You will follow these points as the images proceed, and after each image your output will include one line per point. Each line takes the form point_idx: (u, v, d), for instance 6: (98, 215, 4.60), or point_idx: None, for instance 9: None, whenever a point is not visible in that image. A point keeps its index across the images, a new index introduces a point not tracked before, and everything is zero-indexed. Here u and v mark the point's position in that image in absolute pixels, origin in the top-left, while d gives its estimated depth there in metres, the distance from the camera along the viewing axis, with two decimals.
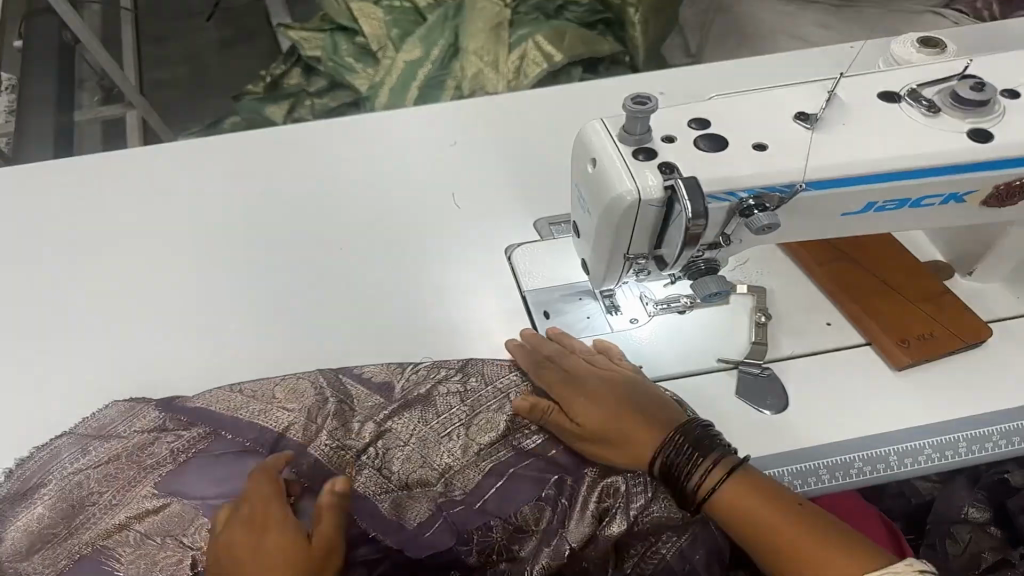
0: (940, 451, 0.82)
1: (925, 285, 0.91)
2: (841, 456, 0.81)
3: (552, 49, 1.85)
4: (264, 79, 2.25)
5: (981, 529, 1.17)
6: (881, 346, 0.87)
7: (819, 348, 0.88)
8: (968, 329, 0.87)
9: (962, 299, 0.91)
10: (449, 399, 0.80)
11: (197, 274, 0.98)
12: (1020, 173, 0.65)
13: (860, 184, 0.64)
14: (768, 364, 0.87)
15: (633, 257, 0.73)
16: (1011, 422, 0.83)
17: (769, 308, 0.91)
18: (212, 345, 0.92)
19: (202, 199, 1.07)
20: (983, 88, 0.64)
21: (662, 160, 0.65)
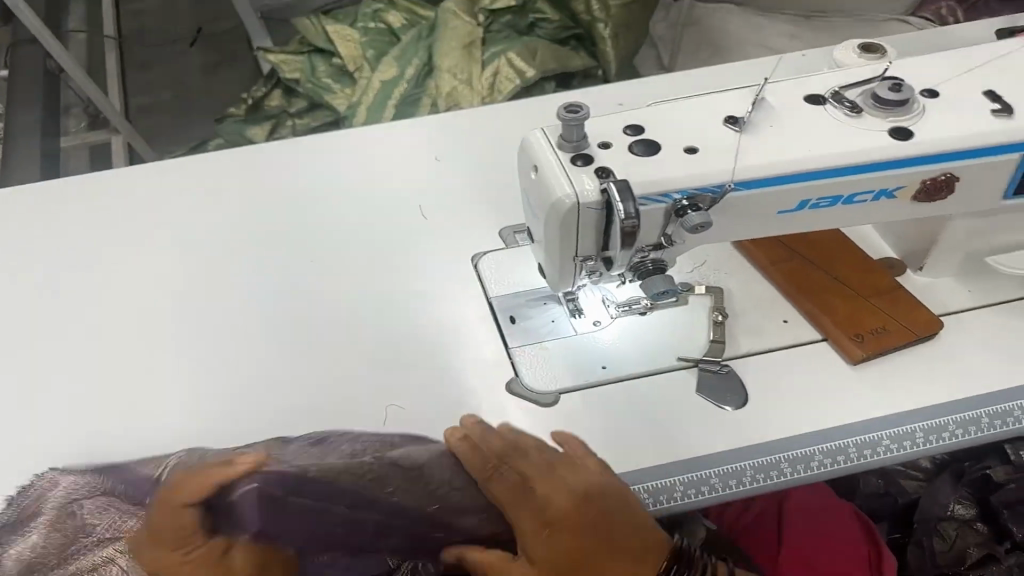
0: (898, 442, 0.81)
1: (877, 281, 0.92)
2: (802, 449, 0.81)
3: (523, 65, 1.89)
4: (245, 102, 2.27)
5: (966, 526, 1.20)
6: (837, 341, 0.88)
7: (778, 345, 0.89)
8: (920, 322, 0.88)
9: (913, 294, 0.91)
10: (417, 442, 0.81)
11: (169, 291, 1.01)
12: (942, 167, 0.67)
13: (786, 182, 0.67)
14: (727, 363, 0.88)
15: (583, 258, 0.73)
16: (966, 412, 0.83)
17: (727, 308, 0.92)
18: (183, 359, 0.93)
19: (175, 219, 1.09)
20: (901, 88, 0.67)
21: (597, 165, 0.68)
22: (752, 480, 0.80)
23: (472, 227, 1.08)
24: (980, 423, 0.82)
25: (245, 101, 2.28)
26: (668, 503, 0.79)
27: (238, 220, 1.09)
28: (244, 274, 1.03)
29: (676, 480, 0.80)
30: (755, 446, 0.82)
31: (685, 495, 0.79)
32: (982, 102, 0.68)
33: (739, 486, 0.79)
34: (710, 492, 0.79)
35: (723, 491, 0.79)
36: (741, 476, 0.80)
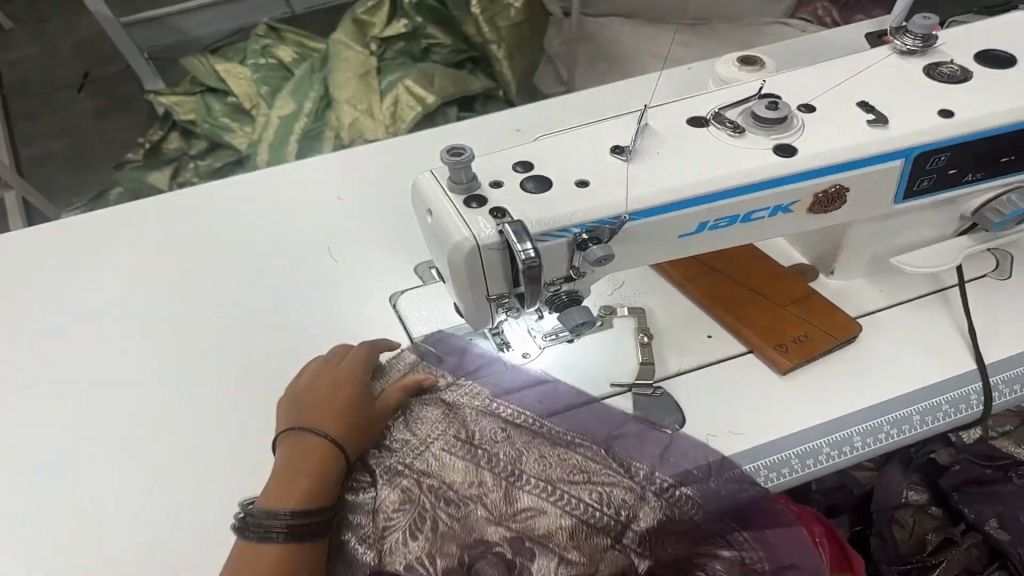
0: (836, 448, 0.83)
1: (791, 288, 0.93)
2: (745, 467, 0.81)
3: (424, 92, 1.87)
4: (143, 146, 2.16)
5: (922, 512, 1.27)
6: (761, 353, 0.88)
7: (704, 361, 0.89)
8: (838, 326, 0.89)
9: (827, 297, 0.93)
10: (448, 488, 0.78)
11: (71, 372, 0.95)
12: (834, 180, 0.69)
13: (684, 208, 0.67)
14: (659, 384, 0.88)
15: (496, 298, 0.71)
16: (898, 411, 0.85)
17: (651, 328, 0.92)
18: (95, 444, 0.88)
19: (73, 291, 1.04)
20: (778, 106, 0.69)
21: (492, 206, 0.67)
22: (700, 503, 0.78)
23: (383, 267, 1.05)
24: (912, 421, 0.84)
25: (143, 146, 2.17)
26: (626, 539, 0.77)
27: (141, 287, 1.05)
28: (151, 344, 0.98)
29: None
30: (702, 466, 0.80)
31: None
32: (858, 114, 0.69)
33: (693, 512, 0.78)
34: None
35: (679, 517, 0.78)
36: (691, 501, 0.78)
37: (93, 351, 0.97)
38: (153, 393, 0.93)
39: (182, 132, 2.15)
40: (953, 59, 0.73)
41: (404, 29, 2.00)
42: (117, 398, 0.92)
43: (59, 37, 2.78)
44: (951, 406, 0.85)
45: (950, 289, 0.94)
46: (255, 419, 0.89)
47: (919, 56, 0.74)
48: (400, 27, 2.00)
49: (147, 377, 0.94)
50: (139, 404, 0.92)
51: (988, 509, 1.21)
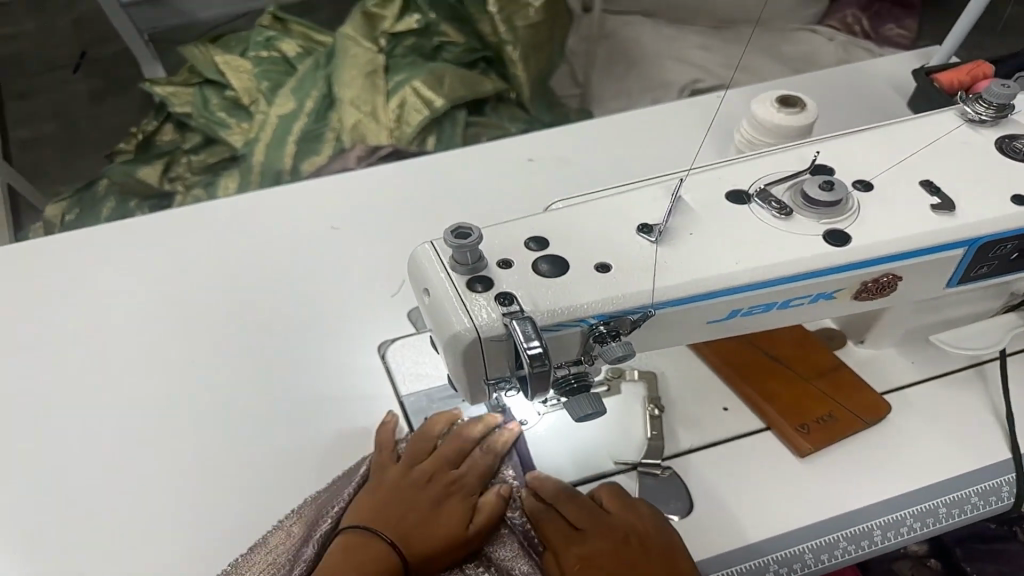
0: (855, 542, 0.75)
1: (821, 360, 0.86)
2: (755, 560, 0.74)
3: (431, 94, 1.78)
4: (138, 136, 2.05)
5: (921, 565, 1.17)
6: (782, 432, 0.81)
7: (721, 438, 0.82)
8: (867, 407, 0.82)
9: (856, 372, 0.86)
10: None
11: (34, 423, 0.86)
12: (885, 270, 0.61)
13: (711, 299, 0.59)
14: (669, 463, 0.80)
15: (496, 383, 0.63)
16: (923, 503, 0.77)
17: (662, 397, 0.84)
18: (59, 510, 0.80)
19: (46, 323, 0.95)
20: (833, 186, 0.60)
21: (499, 290, 0.59)
22: None
23: (380, 311, 0.97)
24: (937, 514, 0.77)
25: (136, 134, 2.07)
26: None
27: (114, 322, 0.96)
28: (124, 391, 0.89)
29: None
30: (707, 558, 0.74)
31: None
32: (922, 196, 0.61)
33: None
34: None
35: None
36: None
37: (58, 398, 0.88)
38: (124, 452, 0.84)
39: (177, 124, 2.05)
40: None
41: (414, 25, 1.89)
42: (83, 455, 0.84)
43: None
44: (982, 498, 0.78)
45: (986, 363, 0.88)
46: (233, 480, 0.82)
47: (988, 125, 0.65)
48: (411, 23, 1.89)
49: (117, 431, 0.86)
50: (106, 463, 0.83)
51: (991, 568, 1.11)
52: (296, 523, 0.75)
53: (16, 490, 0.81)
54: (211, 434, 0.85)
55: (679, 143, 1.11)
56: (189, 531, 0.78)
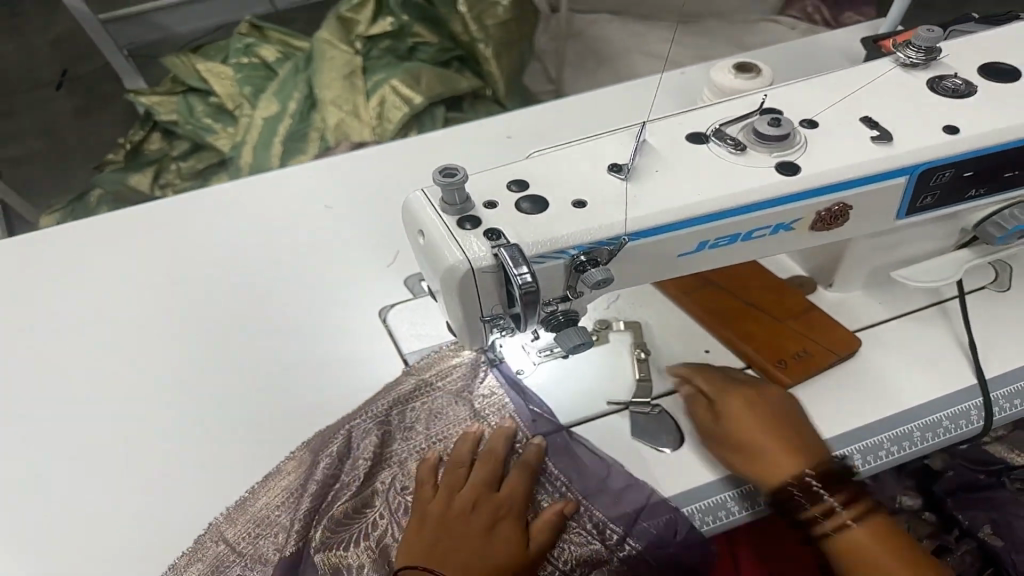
0: None
1: (792, 303, 0.93)
2: (745, 486, 0.79)
3: (409, 91, 1.82)
4: (124, 146, 2.09)
5: (916, 517, 1.23)
6: (758, 370, 0.88)
7: (698, 379, 0.88)
8: (838, 342, 0.89)
9: (827, 311, 0.93)
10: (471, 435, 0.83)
11: (52, 397, 0.91)
12: (837, 198, 0.68)
13: (681, 228, 0.66)
14: (659, 401, 0.85)
15: (491, 319, 0.70)
16: (899, 428, 0.84)
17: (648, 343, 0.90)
18: (83, 471, 0.85)
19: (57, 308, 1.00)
20: (780, 122, 0.67)
21: (487, 227, 0.65)
22: (700, 523, 0.76)
23: (373, 281, 1.02)
24: (912, 437, 0.83)
25: (124, 145, 2.11)
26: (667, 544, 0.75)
27: (122, 303, 1.01)
28: (136, 363, 0.94)
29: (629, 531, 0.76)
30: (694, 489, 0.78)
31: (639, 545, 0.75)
32: (861, 130, 0.68)
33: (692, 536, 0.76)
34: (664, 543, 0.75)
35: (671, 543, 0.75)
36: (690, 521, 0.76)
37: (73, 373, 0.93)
38: (138, 417, 0.89)
39: (164, 132, 2.09)
40: (956, 71, 0.72)
41: (389, 28, 1.92)
42: (99, 424, 0.89)
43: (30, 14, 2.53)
44: (952, 421, 0.84)
45: (948, 301, 0.94)
46: (242, 437, 0.87)
47: (920, 67, 0.72)
48: (386, 25, 1.92)
49: (132, 400, 0.90)
50: (122, 429, 0.88)
51: (982, 515, 1.17)
52: (304, 453, 0.84)
53: (37, 459, 0.86)
54: (219, 397, 0.90)
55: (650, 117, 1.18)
56: (205, 482, 0.83)
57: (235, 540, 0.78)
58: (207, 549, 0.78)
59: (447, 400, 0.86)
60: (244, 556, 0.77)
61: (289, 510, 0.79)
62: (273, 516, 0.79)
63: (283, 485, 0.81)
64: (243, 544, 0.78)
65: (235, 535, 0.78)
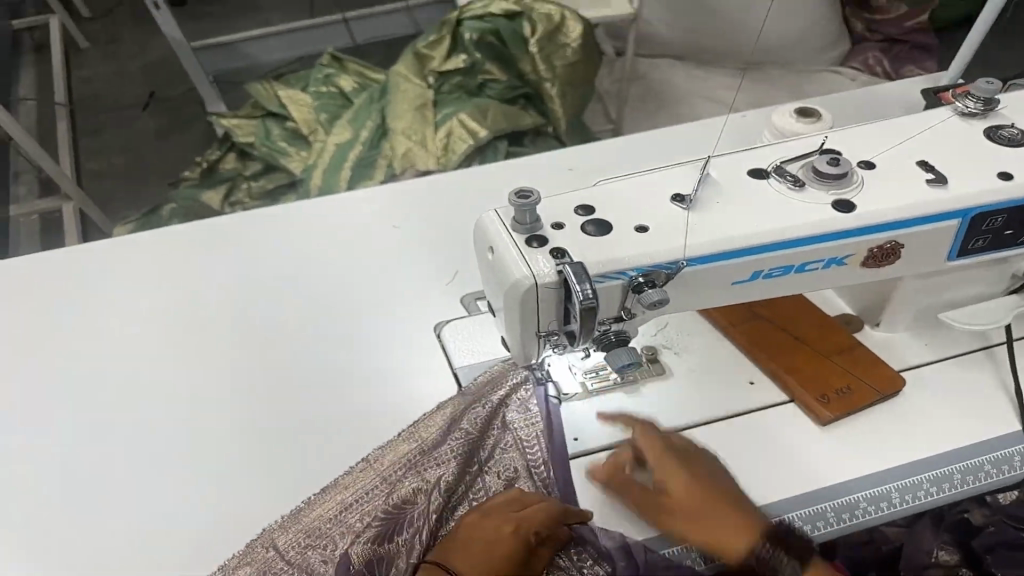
0: (874, 503, 0.85)
1: (836, 342, 0.98)
2: (781, 515, 0.84)
3: (476, 125, 1.87)
4: (201, 165, 2.19)
5: (952, 573, 1.18)
6: (803, 402, 0.93)
7: (742, 408, 0.93)
8: (881, 381, 0.94)
9: (872, 352, 0.98)
10: (512, 447, 0.85)
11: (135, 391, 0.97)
12: (888, 237, 0.71)
13: (738, 257, 0.69)
14: (701, 427, 0.92)
15: (546, 333, 0.75)
16: (939, 469, 0.88)
17: (683, 374, 0.96)
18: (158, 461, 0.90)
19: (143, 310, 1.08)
20: (839, 162, 0.70)
21: (553, 246, 0.69)
22: None
23: (435, 299, 1.08)
24: (952, 479, 0.87)
25: (200, 164, 2.21)
26: None
27: (201, 308, 1.08)
28: (211, 364, 1.00)
29: None
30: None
31: None
32: (918, 173, 0.71)
33: None
34: None
35: None
36: None
37: (155, 371, 1.00)
38: (211, 414, 0.95)
39: (240, 153, 2.17)
40: (1013, 122, 0.75)
41: (461, 65, 1.95)
42: (178, 421, 0.94)
43: (126, 43, 2.73)
44: (994, 465, 0.88)
45: (995, 346, 0.99)
46: (305, 438, 0.92)
47: (979, 117, 0.75)
48: (458, 62, 1.96)
49: (206, 398, 0.96)
50: (196, 424, 0.94)
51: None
52: (366, 471, 0.85)
53: (118, 451, 0.91)
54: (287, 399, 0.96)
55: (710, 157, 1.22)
56: (268, 478, 0.89)
57: (288, 553, 0.78)
58: (257, 555, 0.79)
59: (496, 411, 0.87)
60: (292, 564, 0.77)
61: (340, 524, 0.79)
62: (324, 528, 0.79)
63: (336, 501, 0.82)
64: (291, 552, 0.78)
65: (283, 544, 0.79)
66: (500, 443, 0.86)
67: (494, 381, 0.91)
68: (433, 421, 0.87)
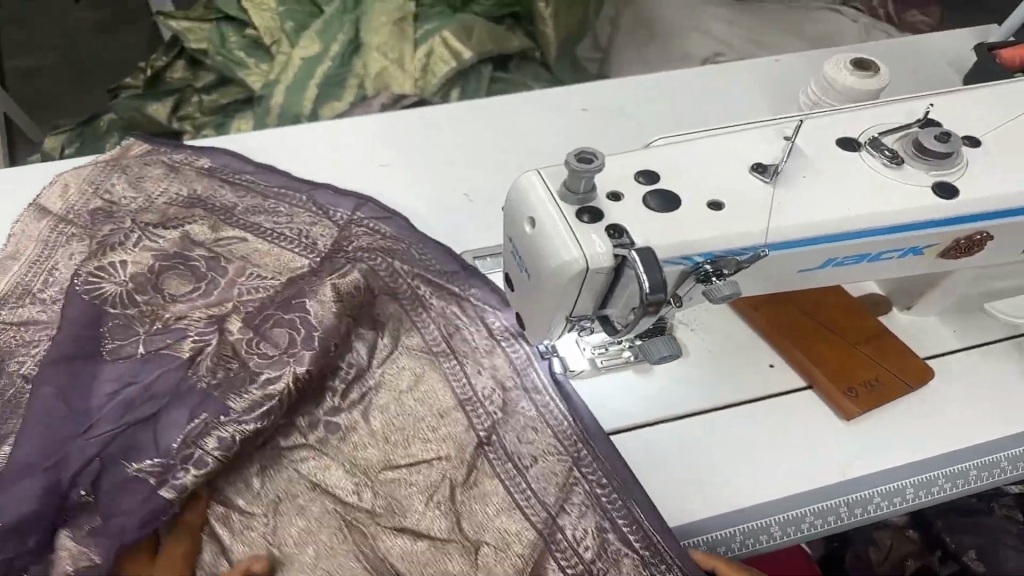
0: (887, 499, 0.80)
1: (865, 327, 0.89)
2: (794, 510, 0.78)
3: (461, 46, 1.71)
4: (145, 71, 1.95)
5: (900, 534, 1.21)
6: (828, 393, 0.84)
7: (764, 392, 0.85)
8: (911, 373, 0.86)
9: (900, 339, 0.89)
10: (389, 277, 0.89)
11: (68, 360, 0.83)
12: (979, 229, 0.62)
13: (815, 244, 0.59)
14: (723, 410, 0.83)
15: (577, 319, 0.65)
16: (956, 465, 0.82)
17: (702, 352, 0.87)
18: None
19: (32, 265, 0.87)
20: (948, 138, 0.60)
21: (609, 223, 0.58)
22: (774, 536, 0.77)
23: None
24: (967, 476, 0.82)
25: (144, 70, 1.97)
26: (755, 548, 0.76)
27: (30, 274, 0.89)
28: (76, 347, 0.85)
29: (735, 529, 0.76)
30: (746, 508, 0.77)
31: (743, 545, 0.76)
32: None
33: (761, 544, 0.76)
34: (769, 541, 0.77)
35: (742, 550, 0.76)
36: (764, 532, 0.77)
37: None
38: None
39: (190, 60, 1.95)
40: None
41: None
42: None
43: None
44: (1009, 463, 0.84)
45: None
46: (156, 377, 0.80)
47: None
48: None
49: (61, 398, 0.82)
50: None
51: (968, 540, 1.15)
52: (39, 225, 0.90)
53: None
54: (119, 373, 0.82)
55: (736, 106, 1.10)
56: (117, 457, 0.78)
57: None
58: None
59: (335, 230, 0.94)
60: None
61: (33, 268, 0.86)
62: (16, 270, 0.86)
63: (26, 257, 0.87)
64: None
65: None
66: (367, 268, 0.89)
67: (125, 150, 1.00)
68: (121, 182, 0.97)
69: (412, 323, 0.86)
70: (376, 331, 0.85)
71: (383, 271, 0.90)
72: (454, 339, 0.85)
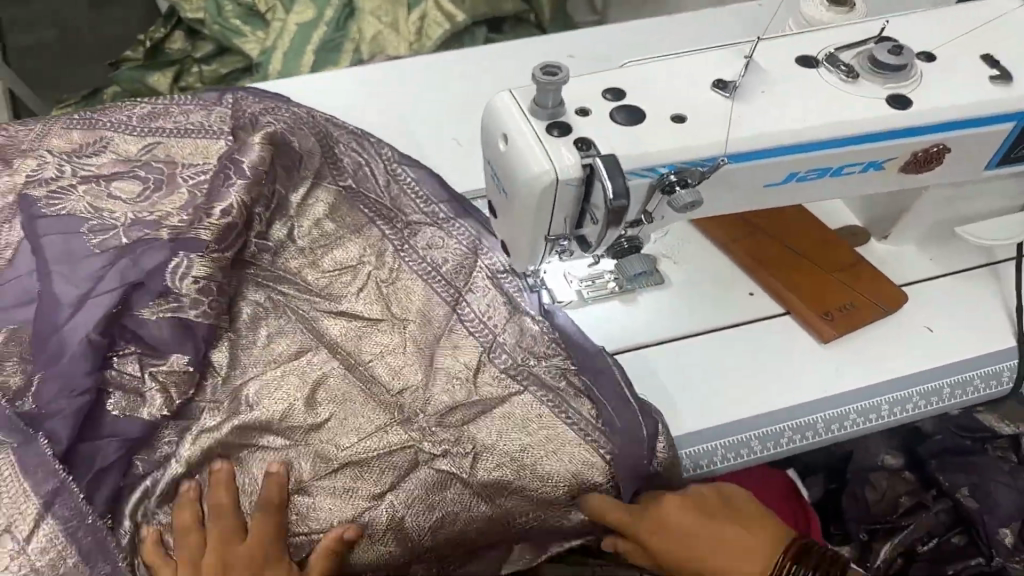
0: (864, 415, 0.83)
1: (840, 255, 0.92)
2: (772, 427, 0.81)
3: (454, 9, 1.70)
4: (143, 42, 1.98)
5: (895, 475, 1.20)
6: (805, 318, 0.87)
7: (743, 318, 0.88)
8: (886, 296, 0.88)
9: (875, 266, 0.92)
10: (311, 153, 0.90)
11: None
12: (937, 139, 0.64)
13: (779, 155, 0.62)
14: (704, 335, 0.86)
15: (553, 240, 0.66)
16: (934, 382, 0.85)
17: (682, 281, 0.90)
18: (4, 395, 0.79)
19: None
20: (900, 52, 0.63)
21: (577, 136, 0.61)
22: (752, 451, 0.80)
23: None
24: (943, 393, 0.85)
25: (144, 42, 2.00)
26: (736, 461, 0.80)
27: None
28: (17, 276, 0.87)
29: (718, 443, 0.80)
30: (726, 424, 0.80)
31: (725, 459, 0.79)
32: (981, 68, 0.64)
33: (740, 459, 0.80)
34: (750, 454, 0.80)
35: (723, 464, 0.80)
36: (743, 447, 0.80)
37: None
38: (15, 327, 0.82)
39: (188, 31, 1.98)
40: None
41: None
42: None
43: None
44: (984, 381, 0.86)
45: (999, 262, 0.94)
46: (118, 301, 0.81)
47: None
48: None
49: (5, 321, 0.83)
50: None
51: (961, 478, 1.14)
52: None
53: None
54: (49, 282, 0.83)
55: None
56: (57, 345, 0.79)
57: None
58: None
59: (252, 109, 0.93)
60: None
61: None
62: None
63: None
64: None
65: None
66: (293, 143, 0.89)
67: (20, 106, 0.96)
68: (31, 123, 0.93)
69: (354, 202, 0.90)
70: (312, 210, 0.89)
71: (300, 123, 0.91)
72: (389, 213, 0.90)
